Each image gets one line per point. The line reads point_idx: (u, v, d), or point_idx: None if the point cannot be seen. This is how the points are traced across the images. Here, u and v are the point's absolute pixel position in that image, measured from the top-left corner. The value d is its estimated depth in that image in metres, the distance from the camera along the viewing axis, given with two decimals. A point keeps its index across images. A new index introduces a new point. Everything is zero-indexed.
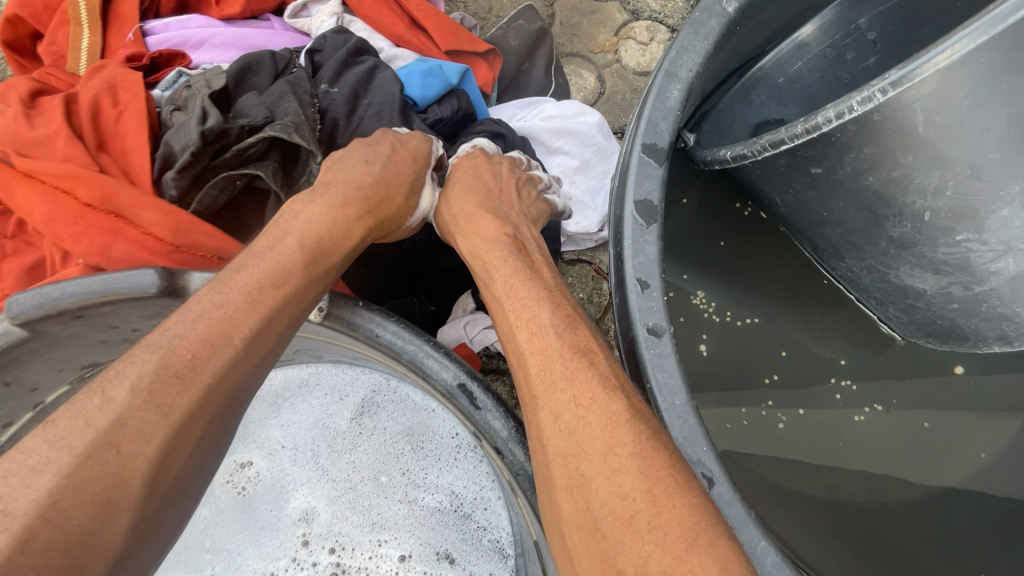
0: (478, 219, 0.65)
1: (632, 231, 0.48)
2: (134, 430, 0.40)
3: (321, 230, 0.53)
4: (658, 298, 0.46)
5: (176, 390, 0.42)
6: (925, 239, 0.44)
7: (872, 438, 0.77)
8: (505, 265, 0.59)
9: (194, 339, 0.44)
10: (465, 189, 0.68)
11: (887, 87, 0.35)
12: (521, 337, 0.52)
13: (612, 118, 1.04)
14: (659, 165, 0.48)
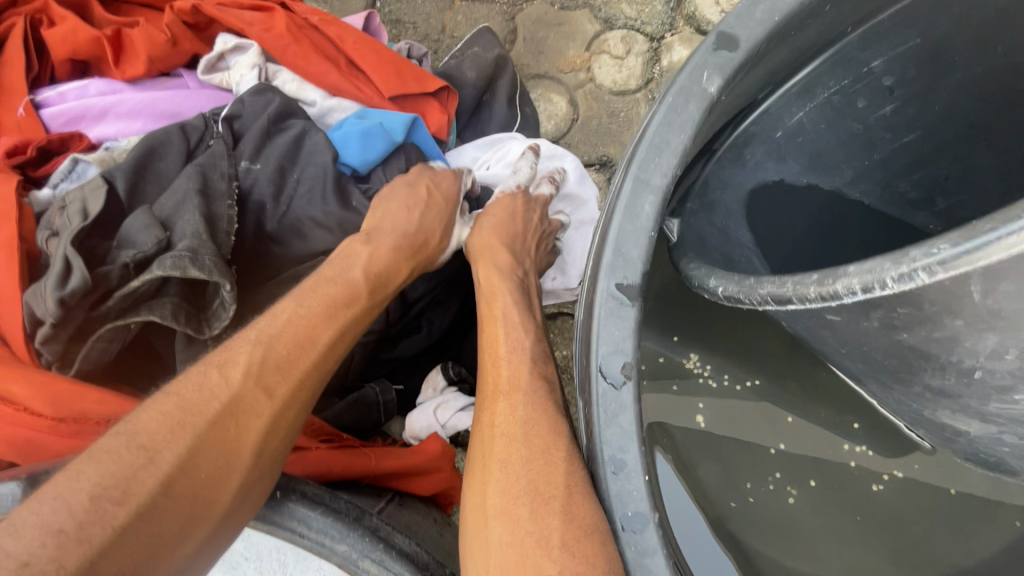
0: (496, 252, 0.67)
1: (602, 393, 0.38)
2: (241, 417, 0.48)
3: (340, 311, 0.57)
4: (639, 480, 0.37)
5: (261, 399, 0.49)
6: (973, 393, 0.35)
7: (902, 512, 0.55)
8: (502, 289, 0.63)
9: (283, 346, 0.52)
10: (495, 220, 0.71)
11: (933, 268, 0.26)
12: (501, 346, 0.57)
13: (589, 147, 0.92)
14: (632, 305, 0.39)
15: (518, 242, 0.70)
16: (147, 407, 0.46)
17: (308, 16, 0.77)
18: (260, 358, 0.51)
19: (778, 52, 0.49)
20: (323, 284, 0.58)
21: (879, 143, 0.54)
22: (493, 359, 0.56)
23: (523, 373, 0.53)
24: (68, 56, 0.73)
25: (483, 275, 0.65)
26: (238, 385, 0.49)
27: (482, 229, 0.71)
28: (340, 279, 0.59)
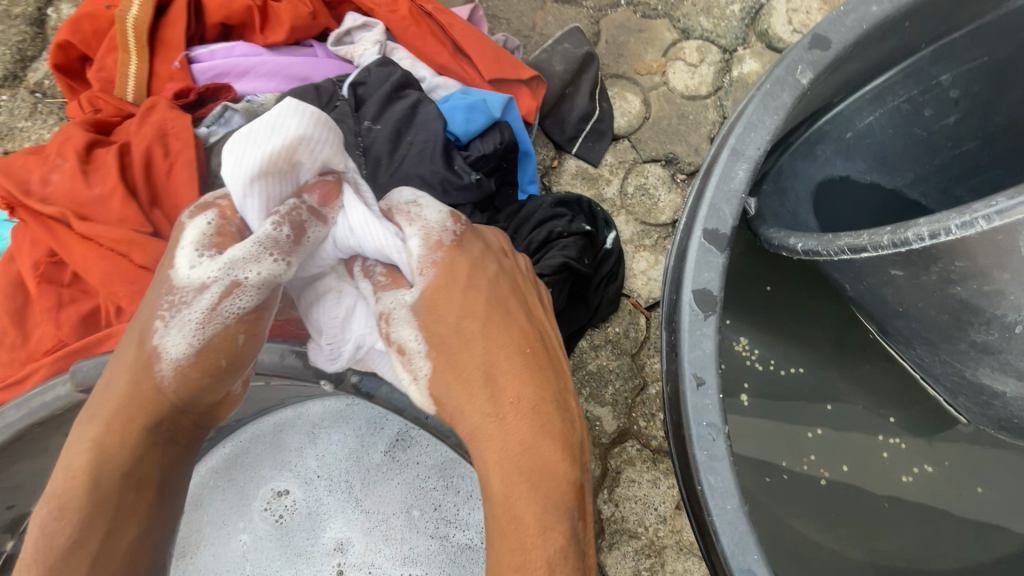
0: (516, 457, 0.48)
1: (689, 322, 0.46)
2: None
3: (100, 451, 0.46)
4: (714, 394, 0.45)
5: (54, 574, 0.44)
6: (1013, 348, 0.41)
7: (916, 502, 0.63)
8: (523, 428, 0.49)
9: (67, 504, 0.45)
10: (468, 308, 0.55)
11: (991, 216, 0.34)
12: None
13: (658, 144, 1.00)
14: (719, 252, 0.46)
15: (548, 393, 0.52)
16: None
17: (426, 3, 0.87)
18: (144, 440, 0.47)
19: (863, 56, 0.55)
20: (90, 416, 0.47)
21: (940, 150, 0.60)
22: (517, 524, 0.47)
23: None
24: (220, 20, 0.85)
25: (509, 498, 0.47)
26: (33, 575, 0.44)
27: (442, 328, 0.54)
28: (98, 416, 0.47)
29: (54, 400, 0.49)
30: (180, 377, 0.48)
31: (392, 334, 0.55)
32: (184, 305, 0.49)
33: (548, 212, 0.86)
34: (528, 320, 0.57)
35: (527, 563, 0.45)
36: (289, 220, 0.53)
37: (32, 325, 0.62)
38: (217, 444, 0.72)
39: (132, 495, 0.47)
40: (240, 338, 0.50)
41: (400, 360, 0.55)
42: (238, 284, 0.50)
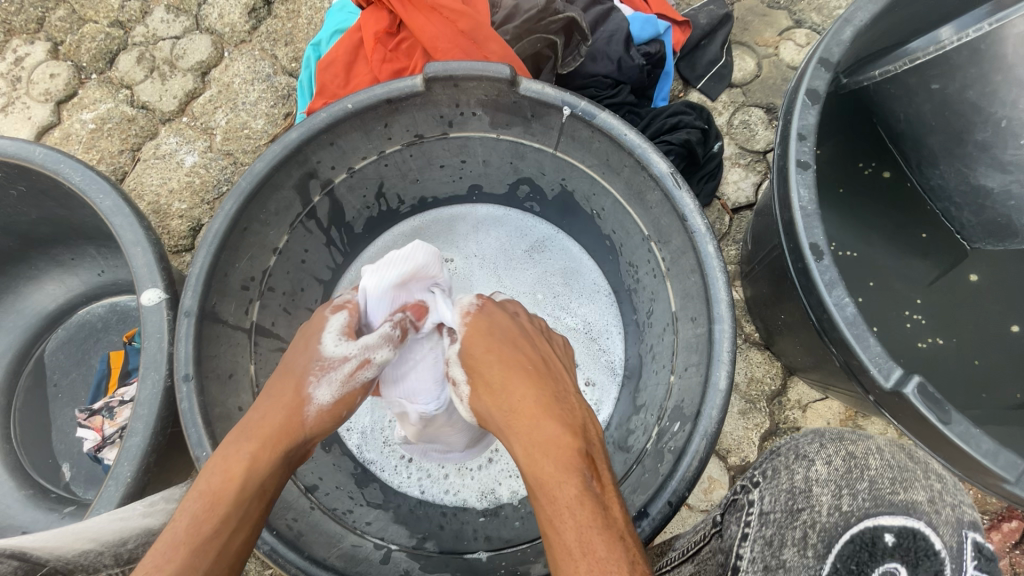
0: (535, 430, 0.68)
1: (801, 105, 0.75)
2: (196, 515, 0.59)
3: (259, 445, 0.66)
4: (809, 147, 0.73)
5: (209, 520, 0.58)
6: (1000, 141, 0.83)
7: (907, 332, 0.97)
8: (535, 409, 0.70)
9: (224, 475, 0.62)
10: (490, 345, 0.79)
11: (978, 28, 0.79)
12: (569, 535, 0.57)
13: (763, 95, 1.31)
14: (827, 71, 0.76)
15: (553, 385, 0.74)
16: (178, 525, 0.58)
17: None
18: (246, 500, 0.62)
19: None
20: (262, 421, 0.68)
21: None
22: (551, 501, 0.61)
23: (600, 544, 0.55)
24: None
25: (536, 455, 0.65)
26: (200, 514, 0.59)
27: (473, 354, 0.79)
28: (261, 420, 0.68)
29: (405, 87, 0.80)
30: (327, 410, 0.73)
31: (450, 373, 0.83)
32: (344, 369, 0.75)
33: (681, 108, 1.17)
34: (539, 351, 0.80)
35: (558, 514, 0.59)
36: (398, 326, 0.84)
37: (355, 75, 0.97)
38: (411, 218, 1.12)
39: (257, 507, 0.62)
40: (357, 397, 0.77)
41: (455, 390, 0.82)
42: (369, 361, 0.77)
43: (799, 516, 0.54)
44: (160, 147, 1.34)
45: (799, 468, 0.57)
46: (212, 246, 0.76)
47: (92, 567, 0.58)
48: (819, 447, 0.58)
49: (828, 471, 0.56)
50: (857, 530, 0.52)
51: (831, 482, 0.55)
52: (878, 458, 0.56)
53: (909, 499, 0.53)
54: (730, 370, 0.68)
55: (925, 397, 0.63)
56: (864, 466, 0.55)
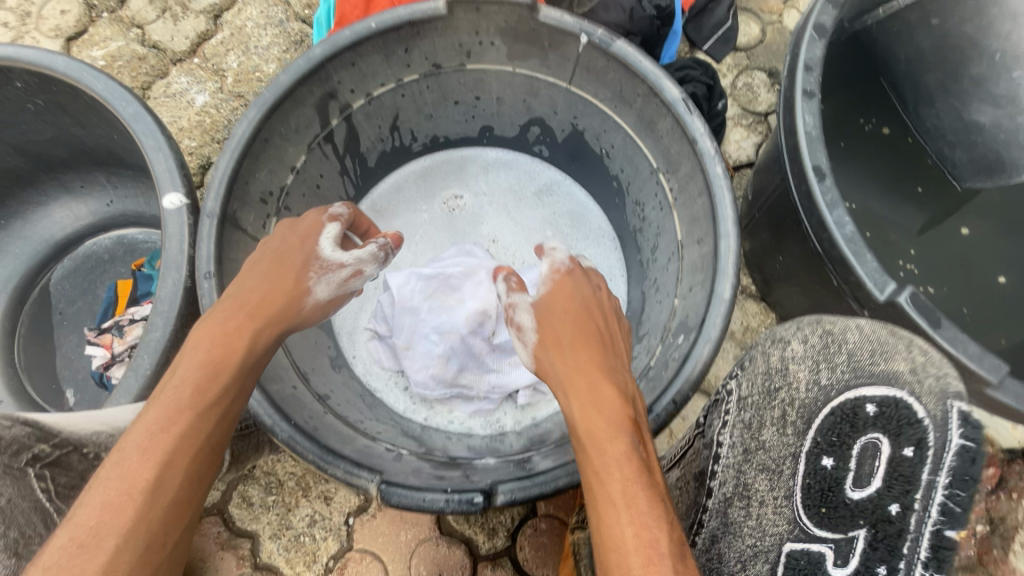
0: (587, 382, 0.69)
1: (808, 39, 0.78)
2: (200, 377, 0.63)
3: (255, 322, 0.70)
4: (815, 78, 0.77)
5: (213, 383, 0.63)
6: (992, 75, 0.94)
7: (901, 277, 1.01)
8: (591, 366, 0.71)
9: (225, 344, 0.66)
10: (568, 308, 0.79)
11: None
12: (613, 479, 0.59)
13: (766, 60, 1.34)
14: (835, 7, 0.79)
15: (609, 351, 0.75)
16: (178, 382, 0.62)
17: None
18: (246, 374, 0.66)
19: None
20: (258, 299, 0.72)
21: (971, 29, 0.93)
22: (599, 447, 0.62)
23: (643, 494, 0.57)
24: None
25: (590, 404, 0.66)
26: (202, 380, 0.63)
27: (553, 311, 0.79)
28: (260, 300, 0.72)
29: (428, 9, 0.82)
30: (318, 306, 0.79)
31: (516, 318, 0.84)
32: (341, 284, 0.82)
33: (688, 65, 1.20)
34: (604, 315, 0.80)
35: (605, 461, 0.60)
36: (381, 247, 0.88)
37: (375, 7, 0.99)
38: (422, 157, 1.13)
39: (251, 379, 0.67)
40: (344, 297, 0.85)
41: (518, 336, 0.83)
42: (361, 271, 0.84)
43: (779, 395, 0.64)
44: (170, 86, 1.35)
45: (776, 352, 0.66)
46: (235, 152, 0.78)
47: (104, 446, 0.68)
48: (796, 331, 0.67)
49: (804, 350, 0.65)
50: (839, 403, 0.62)
51: (807, 359, 0.64)
52: (858, 334, 0.65)
53: (888, 369, 0.62)
54: (734, 281, 0.72)
55: (917, 306, 0.67)
56: (842, 341, 0.64)
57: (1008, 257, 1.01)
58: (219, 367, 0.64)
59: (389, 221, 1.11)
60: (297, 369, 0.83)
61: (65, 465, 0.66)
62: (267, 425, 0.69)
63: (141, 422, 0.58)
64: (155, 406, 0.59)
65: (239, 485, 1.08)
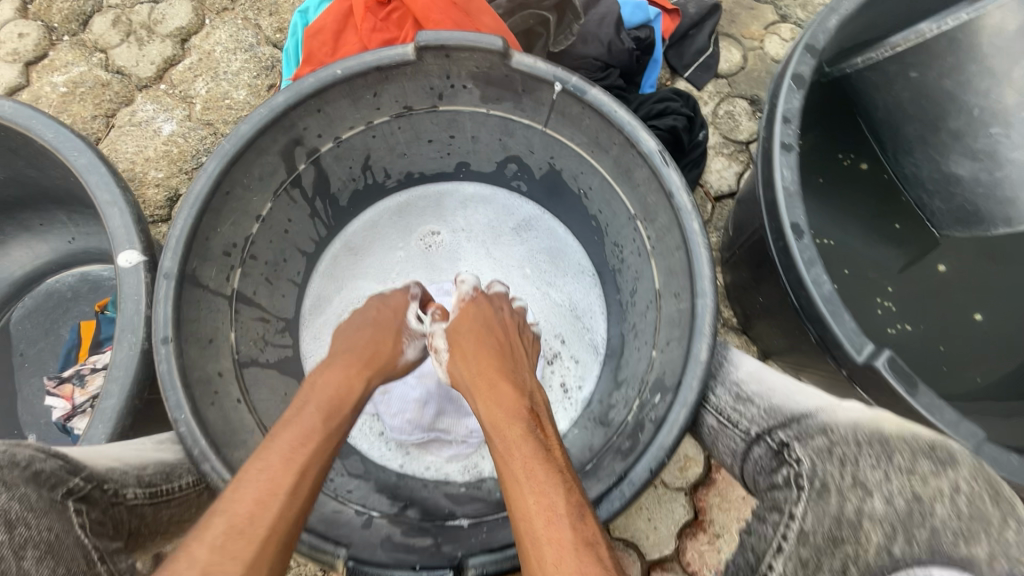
0: (486, 376, 0.72)
1: (786, 90, 0.77)
2: (335, 398, 0.71)
3: (368, 364, 0.78)
4: (793, 130, 0.75)
5: (342, 407, 0.70)
6: (971, 130, 0.91)
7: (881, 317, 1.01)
8: (490, 363, 0.74)
9: (343, 378, 0.74)
10: (467, 326, 0.82)
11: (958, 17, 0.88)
12: (512, 461, 0.61)
13: (748, 87, 1.33)
14: (813, 57, 0.78)
15: (510, 351, 0.78)
16: (311, 404, 0.69)
17: None
18: (359, 402, 0.74)
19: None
20: (364, 345, 0.80)
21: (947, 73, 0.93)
22: (502, 441, 0.64)
23: (539, 470, 0.59)
24: None
25: (490, 398, 0.69)
26: (331, 402, 0.70)
27: (456, 325, 0.83)
28: (370, 348, 0.80)
29: (396, 55, 0.79)
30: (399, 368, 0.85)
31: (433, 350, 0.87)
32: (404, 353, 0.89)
33: (668, 95, 1.19)
34: (507, 322, 0.85)
35: (507, 451, 0.63)
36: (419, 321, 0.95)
37: (342, 45, 0.96)
38: (397, 192, 1.10)
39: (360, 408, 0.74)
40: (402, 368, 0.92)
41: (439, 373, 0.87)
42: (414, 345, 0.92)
43: (843, 546, 0.53)
44: (136, 114, 1.30)
45: (852, 496, 0.54)
46: (194, 207, 0.74)
47: (122, 482, 0.61)
48: (883, 476, 0.54)
49: (886, 509, 0.53)
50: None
51: (887, 521, 0.52)
52: (949, 506, 0.52)
53: (970, 554, 0.49)
54: (712, 341, 0.70)
55: (894, 370, 0.66)
56: (929, 514, 0.52)
57: (984, 294, 1.01)
58: (343, 394, 0.72)
59: (364, 259, 1.08)
60: (264, 429, 0.80)
61: (88, 501, 0.57)
62: None
63: (291, 433, 0.64)
64: (297, 423, 0.66)
65: None
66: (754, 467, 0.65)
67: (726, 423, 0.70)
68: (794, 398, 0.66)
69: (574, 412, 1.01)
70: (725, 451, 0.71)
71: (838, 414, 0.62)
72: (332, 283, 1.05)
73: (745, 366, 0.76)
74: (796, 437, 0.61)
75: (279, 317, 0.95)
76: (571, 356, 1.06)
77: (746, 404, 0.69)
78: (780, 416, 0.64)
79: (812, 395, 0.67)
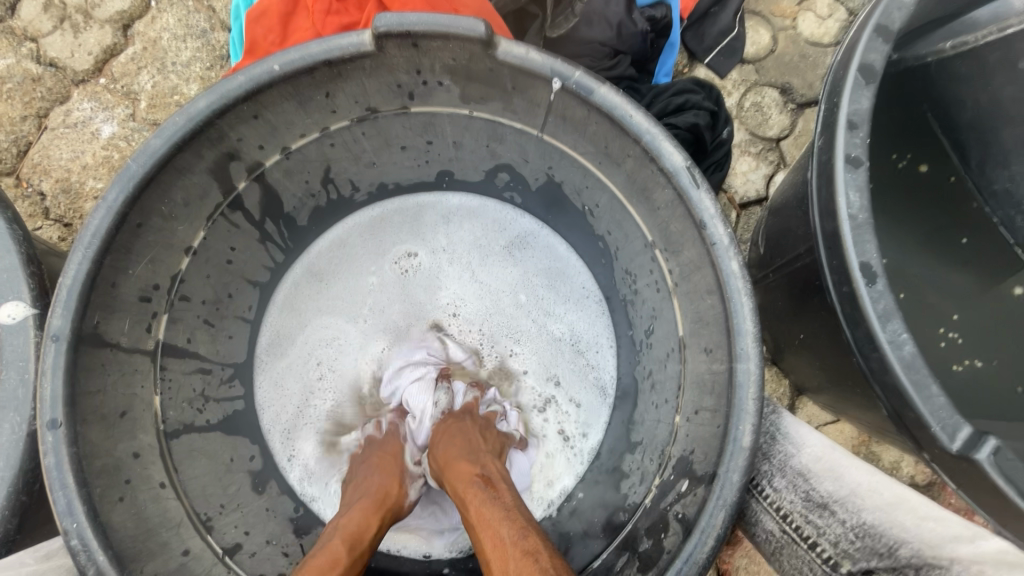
0: (461, 479, 0.66)
1: (852, 86, 0.59)
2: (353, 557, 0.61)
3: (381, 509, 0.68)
4: (861, 139, 0.58)
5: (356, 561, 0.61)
6: None
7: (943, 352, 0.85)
8: (462, 465, 0.68)
9: (361, 531, 0.64)
10: (442, 435, 0.76)
11: None
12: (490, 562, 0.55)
13: (778, 74, 1.14)
14: (887, 41, 0.60)
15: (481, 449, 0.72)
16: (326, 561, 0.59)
17: None
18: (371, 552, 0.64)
19: None
20: (374, 491, 0.70)
21: None
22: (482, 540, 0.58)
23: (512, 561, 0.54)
24: None
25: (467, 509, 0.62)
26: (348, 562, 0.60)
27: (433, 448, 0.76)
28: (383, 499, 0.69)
29: (350, 45, 0.61)
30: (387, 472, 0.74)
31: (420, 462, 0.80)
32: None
33: (687, 85, 1.01)
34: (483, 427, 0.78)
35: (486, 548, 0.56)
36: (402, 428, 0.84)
37: (293, 30, 0.79)
38: (371, 207, 0.93)
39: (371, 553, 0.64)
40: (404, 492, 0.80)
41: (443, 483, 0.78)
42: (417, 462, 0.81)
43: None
44: (71, 114, 1.13)
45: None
46: (90, 249, 0.58)
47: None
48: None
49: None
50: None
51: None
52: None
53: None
54: (757, 422, 0.54)
55: (1002, 465, 0.50)
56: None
57: None
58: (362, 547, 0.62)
59: (333, 289, 0.91)
60: (194, 519, 0.66)
61: None
62: None
63: None
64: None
65: None
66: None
67: (794, 538, 0.62)
68: (908, 531, 0.55)
69: (581, 466, 0.85)
70: (789, 564, 0.63)
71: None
72: (293, 317, 0.88)
73: (809, 447, 0.67)
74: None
75: (225, 365, 0.80)
76: (572, 398, 0.89)
77: (823, 515, 0.60)
78: (878, 550, 0.55)
79: (933, 527, 0.55)
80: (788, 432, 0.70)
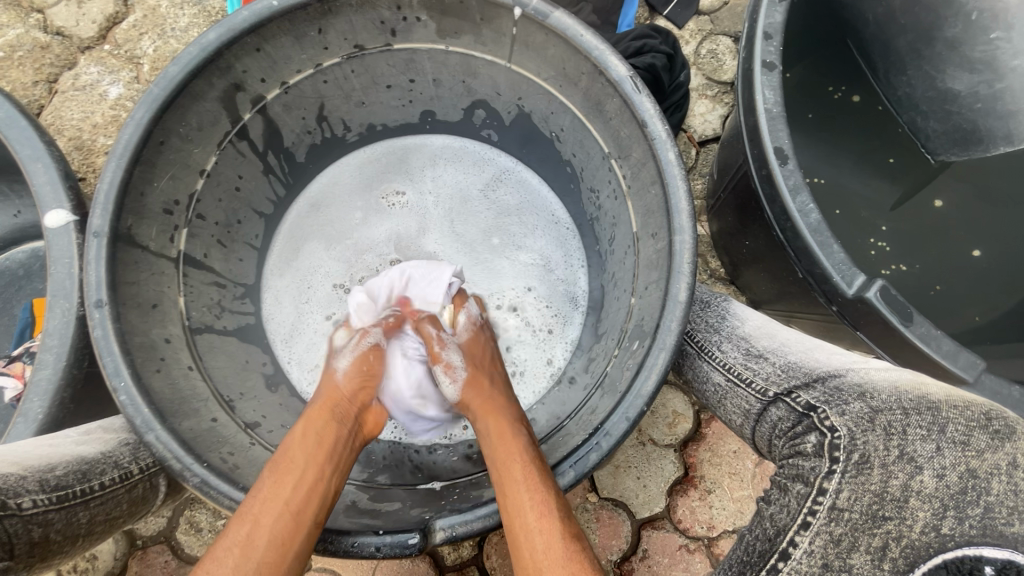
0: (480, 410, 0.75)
1: (768, 3, 0.70)
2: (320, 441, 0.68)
3: (339, 405, 0.74)
4: (775, 47, 0.69)
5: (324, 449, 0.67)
6: (970, 37, 0.88)
7: (875, 256, 0.94)
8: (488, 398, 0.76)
9: (319, 425, 0.69)
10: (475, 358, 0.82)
11: None
12: (505, 468, 0.65)
13: (732, 24, 1.25)
14: None
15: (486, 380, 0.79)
16: (295, 445, 0.66)
17: None
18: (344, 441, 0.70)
19: None
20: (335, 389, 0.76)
21: None
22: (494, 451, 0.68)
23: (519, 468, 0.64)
24: None
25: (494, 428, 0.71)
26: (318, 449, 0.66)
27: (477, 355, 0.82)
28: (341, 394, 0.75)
29: None
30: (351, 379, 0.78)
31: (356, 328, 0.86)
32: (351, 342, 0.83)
33: (646, 30, 1.11)
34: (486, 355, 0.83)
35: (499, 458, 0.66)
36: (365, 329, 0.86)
37: None
38: (362, 148, 1.02)
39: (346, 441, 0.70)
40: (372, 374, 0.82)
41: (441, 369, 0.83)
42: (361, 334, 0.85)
43: (884, 523, 0.46)
44: (80, 77, 1.21)
45: (899, 472, 0.47)
46: (123, 159, 0.67)
47: (14, 491, 0.53)
48: (935, 449, 0.47)
49: (938, 486, 0.45)
50: (952, 556, 0.43)
51: (936, 499, 0.45)
52: (1005, 482, 0.44)
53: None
54: (692, 281, 0.65)
55: (888, 301, 0.62)
56: (985, 491, 0.44)
57: (981, 229, 0.94)
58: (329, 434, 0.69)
59: (328, 218, 1.00)
60: (219, 397, 0.75)
61: None
62: (175, 472, 0.61)
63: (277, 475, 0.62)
64: (292, 465, 0.64)
65: (186, 509, 0.97)
66: (769, 429, 0.60)
67: (735, 381, 0.65)
68: (822, 361, 0.61)
69: (558, 358, 0.95)
70: (732, 409, 0.66)
71: (872, 376, 0.57)
72: (291, 245, 0.98)
73: (750, 321, 0.74)
74: (827, 401, 0.54)
75: (237, 284, 0.90)
76: (546, 309, 0.98)
77: (759, 360, 0.65)
78: (800, 374, 0.60)
79: (840, 357, 0.63)
80: (732, 313, 0.76)
